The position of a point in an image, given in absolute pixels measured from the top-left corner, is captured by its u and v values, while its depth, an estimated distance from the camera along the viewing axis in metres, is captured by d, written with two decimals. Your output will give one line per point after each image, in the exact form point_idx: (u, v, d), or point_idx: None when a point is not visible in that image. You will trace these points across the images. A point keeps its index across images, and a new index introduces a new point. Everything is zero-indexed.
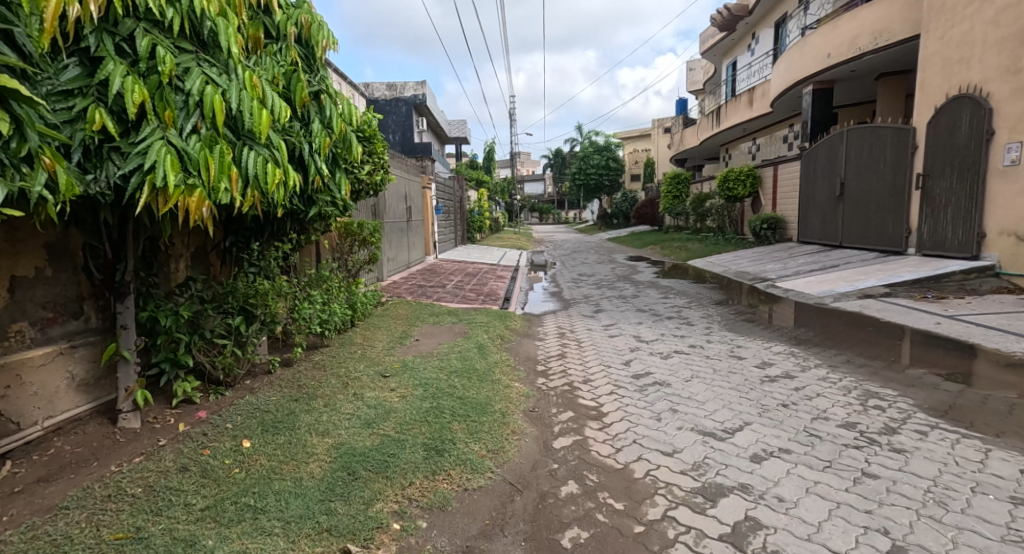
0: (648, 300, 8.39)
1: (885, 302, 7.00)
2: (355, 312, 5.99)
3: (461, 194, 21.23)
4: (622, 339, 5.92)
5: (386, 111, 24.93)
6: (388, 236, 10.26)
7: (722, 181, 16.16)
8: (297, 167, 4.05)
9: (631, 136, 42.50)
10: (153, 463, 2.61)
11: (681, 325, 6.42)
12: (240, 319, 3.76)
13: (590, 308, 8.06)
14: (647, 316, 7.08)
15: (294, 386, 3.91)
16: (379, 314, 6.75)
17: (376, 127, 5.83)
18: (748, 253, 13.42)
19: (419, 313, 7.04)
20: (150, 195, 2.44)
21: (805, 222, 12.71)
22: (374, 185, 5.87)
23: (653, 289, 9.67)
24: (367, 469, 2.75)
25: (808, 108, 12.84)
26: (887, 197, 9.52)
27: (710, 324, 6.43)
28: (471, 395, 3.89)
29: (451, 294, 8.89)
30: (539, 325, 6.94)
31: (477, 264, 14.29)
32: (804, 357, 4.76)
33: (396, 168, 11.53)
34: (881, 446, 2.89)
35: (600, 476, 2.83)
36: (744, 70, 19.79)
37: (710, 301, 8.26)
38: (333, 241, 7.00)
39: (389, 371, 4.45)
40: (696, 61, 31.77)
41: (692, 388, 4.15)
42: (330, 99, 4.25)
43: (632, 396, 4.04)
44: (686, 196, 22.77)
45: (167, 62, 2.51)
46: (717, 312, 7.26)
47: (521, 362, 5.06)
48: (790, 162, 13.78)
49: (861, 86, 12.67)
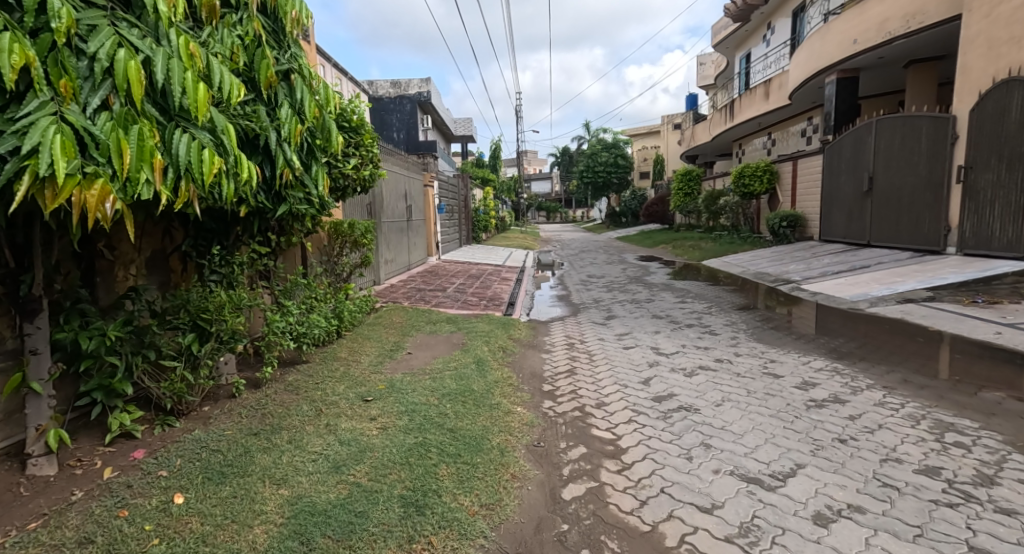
0: (664, 305, 7.74)
1: (929, 307, 6.33)
2: (342, 322, 5.44)
3: (466, 193, 20.64)
4: (638, 352, 5.29)
5: (390, 108, 24.40)
6: (386, 236, 9.71)
7: (738, 177, 15.48)
8: (262, 159, 3.50)
9: (639, 133, 41.77)
10: (48, 535, 2.05)
11: (703, 335, 5.79)
12: (192, 337, 3.17)
13: (601, 314, 7.44)
14: (664, 324, 6.45)
15: (258, 415, 3.31)
16: (370, 323, 6.17)
17: (362, 116, 5.32)
18: (767, 253, 12.72)
19: (415, 321, 6.48)
20: (34, 187, 1.88)
21: (828, 220, 12.01)
22: (362, 181, 5.32)
23: (668, 292, 9.03)
24: (327, 536, 2.17)
25: (830, 99, 12.15)
26: (923, 192, 8.82)
27: (736, 333, 5.79)
28: (465, 426, 3.29)
29: (451, 299, 8.29)
30: (546, 334, 6.32)
31: (481, 265, 13.70)
32: (852, 376, 4.13)
33: (397, 166, 11.02)
34: (984, 506, 2.29)
35: (622, 545, 2.23)
36: (758, 62, 19.09)
37: (732, 306, 7.60)
38: (321, 243, 6.45)
39: (373, 393, 3.85)
40: (707, 56, 31.04)
41: (724, 415, 3.53)
42: (303, 80, 3.69)
43: (655, 427, 3.42)
44: (698, 193, 22.05)
45: (62, 16, 1.96)
46: (741, 319, 6.61)
47: (525, 381, 4.45)
48: (810, 156, 13.07)
49: (887, 75, 11.97)
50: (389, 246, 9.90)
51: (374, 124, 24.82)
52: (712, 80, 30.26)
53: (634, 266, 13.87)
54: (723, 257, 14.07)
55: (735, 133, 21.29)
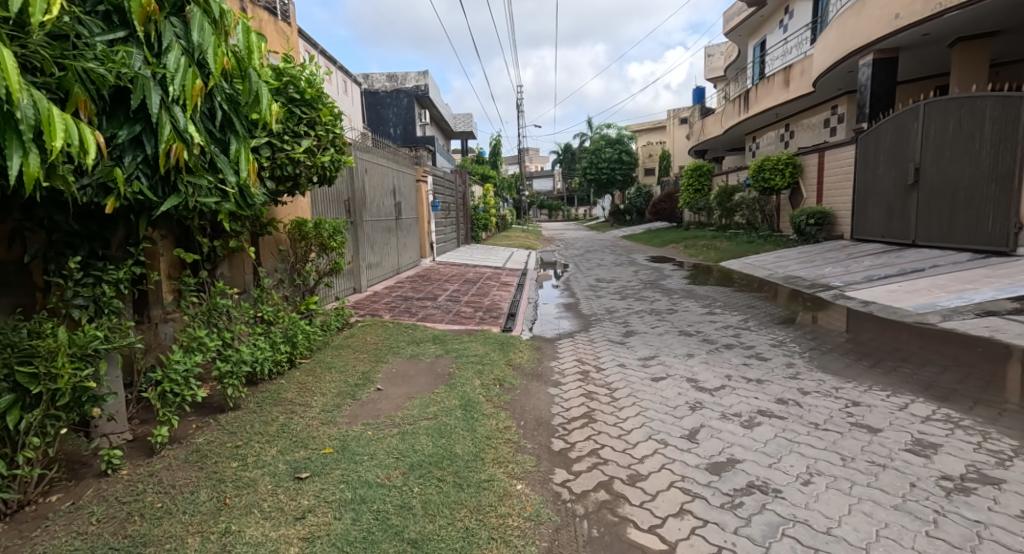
0: (691, 318, 6.59)
1: (1021, 322, 5.20)
2: (293, 349, 4.29)
3: (465, 190, 19.61)
4: (672, 386, 4.15)
5: (386, 102, 23.36)
6: (370, 236, 8.61)
7: (757, 171, 14.30)
8: (137, 127, 2.36)
9: (643, 128, 40.63)
10: None
11: (750, 361, 4.65)
12: (6, 401, 1.97)
13: (618, 328, 6.31)
14: (697, 345, 5.31)
15: (120, 518, 2.15)
16: (336, 345, 5.00)
17: (320, 87, 4.21)
18: (792, 253, 11.58)
19: (394, 341, 5.39)
20: None
21: (863, 217, 10.88)
22: (319, 170, 4.23)
23: (691, 300, 7.92)
24: None
25: (866, 83, 10.96)
26: (986, 184, 7.85)
27: (791, 359, 4.64)
28: (436, 533, 2.17)
29: (442, 309, 7.18)
30: (553, 357, 5.19)
31: (479, 267, 12.57)
32: (984, 434, 2.98)
33: (385, 158, 9.86)
34: None
35: None
36: (776, 49, 17.88)
37: (771, 319, 6.47)
38: (281, 246, 5.36)
39: (313, 464, 2.72)
40: (716, 47, 29.87)
41: (822, 505, 2.40)
42: (208, 14, 2.55)
43: (724, 527, 2.30)
44: (708, 189, 21.14)
45: None
46: (789, 338, 5.46)
47: (528, 434, 3.34)
48: (840, 147, 11.91)
49: (929, 56, 10.81)
50: (374, 248, 8.88)
51: (370, 119, 23.81)
52: (721, 73, 29.11)
53: (646, 269, 12.73)
54: (743, 257, 12.87)
55: (750, 126, 20.10)
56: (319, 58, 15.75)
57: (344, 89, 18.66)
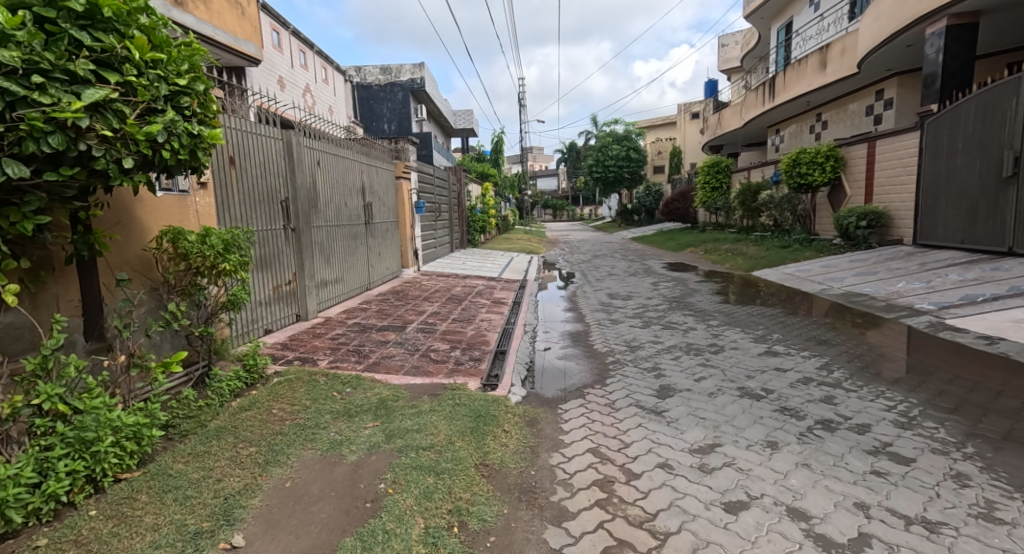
0: (747, 364, 4.71)
1: None
2: (94, 465, 2.42)
3: (460, 190, 17.73)
4: (769, 537, 2.29)
5: (380, 97, 21.32)
6: (322, 245, 6.78)
7: (791, 164, 12.38)
8: None
9: (653, 124, 38.62)
10: None
11: (885, 468, 2.79)
12: None
13: (647, 381, 4.44)
14: (777, 424, 3.43)
15: None
16: (211, 432, 3.14)
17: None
18: (844, 262, 9.66)
19: (315, 415, 3.54)
20: None
21: (934, 218, 8.96)
22: (140, 147, 2.36)
23: (737, 330, 6.02)
24: None
25: (935, 55, 9.06)
26: None
27: (954, 464, 2.77)
28: None
29: (406, 348, 5.30)
30: (554, 444, 3.32)
31: (471, 279, 10.70)
32: None
33: (351, 148, 7.96)
34: None
35: None
36: (807, 29, 15.94)
37: (863, 366, 4.56)
38: (146, 267, 3.55)
39: None
40: (730, 36, 27.86)
41: None
42: None
43: None
44: (727, 187, 19.21)
45: None
46: (916, 408, 3.58)
47: None
48: (897, 136, 10.00)
49: (1014, 21, 8.93)
50: (331, 261, 7.06)
51: (363, 114, 21.80)
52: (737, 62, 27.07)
53: (666, 280, 10.80)
54: (780, 266, 10.94)
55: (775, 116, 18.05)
56: (293, 39, 13.87)
57: (327, 78, 16.77)
